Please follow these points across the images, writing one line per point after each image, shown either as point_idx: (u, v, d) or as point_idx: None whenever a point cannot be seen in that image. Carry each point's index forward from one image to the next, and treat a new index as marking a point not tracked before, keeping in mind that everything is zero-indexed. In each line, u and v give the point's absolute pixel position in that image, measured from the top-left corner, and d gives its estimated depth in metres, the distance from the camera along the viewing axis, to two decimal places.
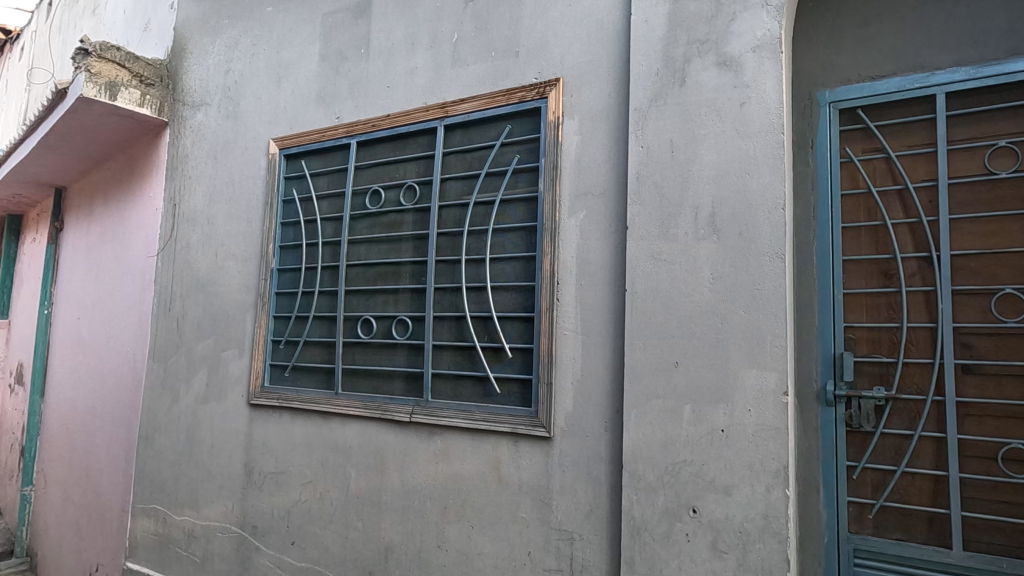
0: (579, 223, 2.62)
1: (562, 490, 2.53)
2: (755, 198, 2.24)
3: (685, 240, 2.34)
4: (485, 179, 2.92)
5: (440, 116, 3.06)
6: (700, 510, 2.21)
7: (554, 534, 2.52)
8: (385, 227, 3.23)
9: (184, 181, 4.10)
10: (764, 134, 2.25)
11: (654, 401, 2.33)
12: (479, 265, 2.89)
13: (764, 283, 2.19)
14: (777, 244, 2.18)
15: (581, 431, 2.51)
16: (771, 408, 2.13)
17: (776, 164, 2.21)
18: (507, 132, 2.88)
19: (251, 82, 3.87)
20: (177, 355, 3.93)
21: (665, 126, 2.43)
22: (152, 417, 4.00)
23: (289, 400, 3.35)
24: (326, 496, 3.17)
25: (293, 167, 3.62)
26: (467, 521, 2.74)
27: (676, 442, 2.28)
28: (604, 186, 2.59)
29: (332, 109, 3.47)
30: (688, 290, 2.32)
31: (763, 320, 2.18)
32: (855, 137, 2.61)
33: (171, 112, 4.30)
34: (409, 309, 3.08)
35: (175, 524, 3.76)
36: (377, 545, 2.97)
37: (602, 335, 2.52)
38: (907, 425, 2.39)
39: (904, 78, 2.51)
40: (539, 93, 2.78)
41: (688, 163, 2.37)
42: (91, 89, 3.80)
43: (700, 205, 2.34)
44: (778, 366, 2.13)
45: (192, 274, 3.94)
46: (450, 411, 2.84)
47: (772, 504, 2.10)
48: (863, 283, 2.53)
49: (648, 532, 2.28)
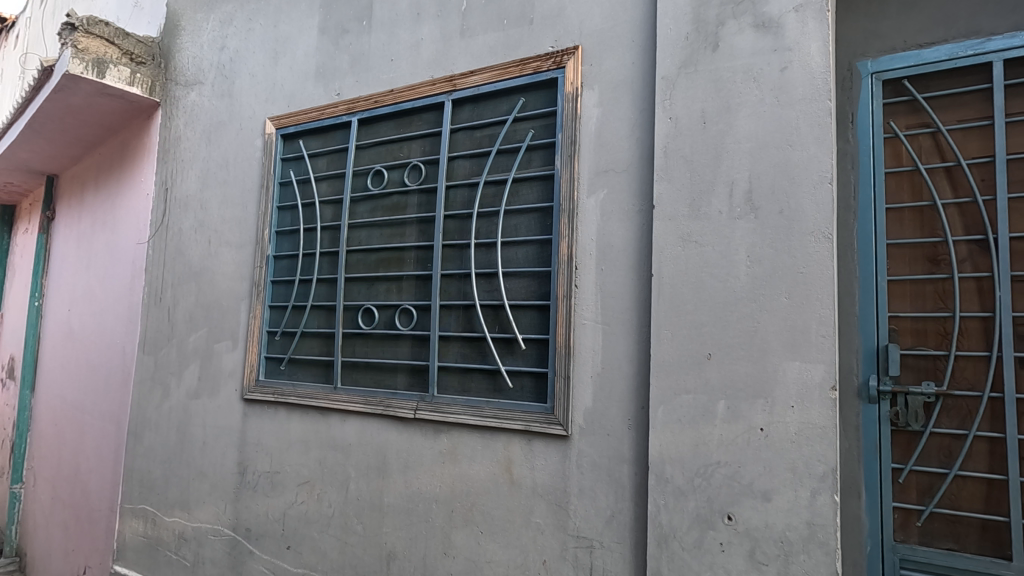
0: (599, 203, 2.41)
1: (580, 493, 2.32)
2: (798, 172, 2.03)
3: (718, 219, 2.13)
4: (496, 158, 2.71)
5: (447, 89, 2.85)
6: (736, 516, 2.00)
7: (572, 541, 2.31)
8: (387, 210, 3.02)
9: (176, 164, 3.89)
10: (808, 102, 2.03)
11: (683, 397, 2.12)
12: (489, 250, 2.68)
13: (809, 266, 1.97)
14: (823, 223, 1.97)
15: (601, 429, 2.30)
16: (817, 406, 1.92)
17: (823, 135, 2.00)
18: (520, 106, 2.67)
19: (247, 59, 3.65)
20: (168, 347, 3.72)
21: (696, 96, 2.22)
22: (141, 413, 3.79)
23: (285, 396, 3.14)
24: (324, 498, 2.96)
25: (290, 148, 3.41)
26: (475, 527, 2.53)
27: (708, 443, 2.06)
28: (626, 162, 2.37)
29: (332, 86, 3.25)
30: (721, 274, 2.10)
31: (806, 307, 1.96)
32: (899, 110, 2.39)
33: (162, 91, 4.08)
34: (413, 298, 2.87)
35: (165, 526, 3.55)
36: (378, 551, 2.76)
37: (624, 324, 2.30)
38: (959, 425, 2.18)
39: (955, 45, 2.29)
40: (554, 62, 2.57)
41: (722, 135, 2.16)
42: (77, 65, 3.61)
43: (735, 180, 2.12)
44: (825, 358, 1.92)
45: (184, 262, 3.73)
46: (457, 407, 2.63)
47: (819, 511, 1.89)
48: (908, 270, 2.32)
49: (677, 540, 2.07)
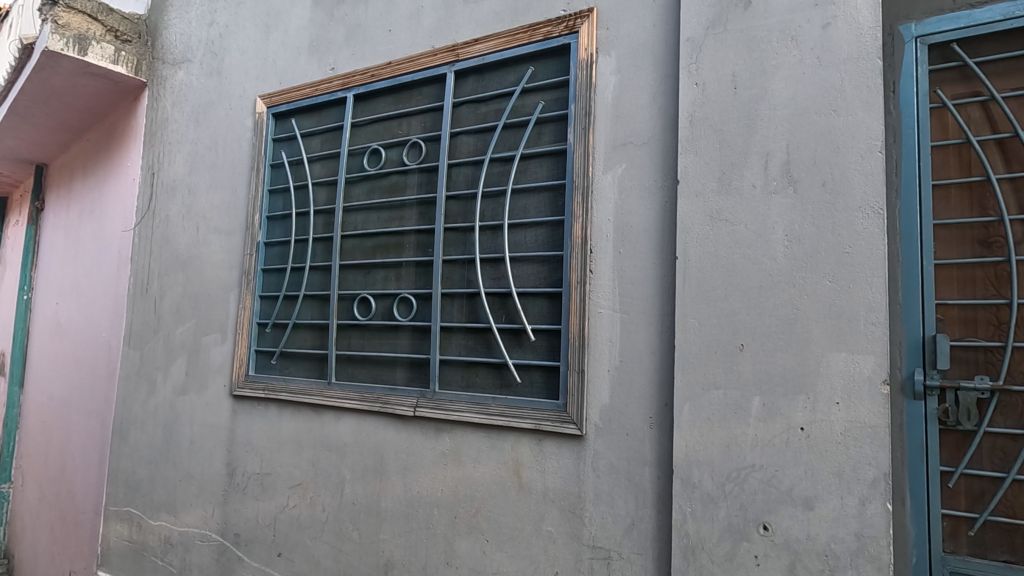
0: (616, 179, 2.19)
1: (596, 498, 2.10)
2: (843, 141, 1.81)
3: (752, 194, 1.91)
4: (502, 133, 2.50)
5: (450, 60, 2.63)
6: (773, 526, 1.78)
7: (587, 552, 2.10)
8: (385, 191, 2.80)
9: (163, 147, 3.68)
10: (855, 61, 1.81)
11: (713, 393, 1.90)
12: (495, 234, 2.47)
13: (856, 245, 1.76)
14: (872, 197, 1.75)
15: (619, 428, 2.08)
16: (867, 403, 1.71)
17: (872, 98, 1.78)
18: (529, 75, 2.45)
19: (237, 34, 3.43)
20: (154, 341, 3.51)
21: (725, 58, 2.00)
22: (127, 410, 3.58)
23: (275, 392, 2.93)
24: (317, 502, 2.75)
25: (282, 128, 3.20)
26: (480, 535, 2.31)
27: (741, 444, 1.85)
28: (647, 135, 2.15)
29: (326, 60, 3.04)
30: (758, 256, 1.88)
31: (853, 291, 1.75)
32: (946, 78, 1.94)
33: (149, 71, 3.87)
34: (413, 286, 2.66)
35: (151, 530, 3.35)
36: (376, 560, 2.55)
37: (645, 312, 2.09)
38: (1018, 424, 1.76)
39: (1013, 3, 1.84)
40: (567, 27, 2.34)
41: (756, 101, 1.93)
42: (57, 42, 3.40)
43: (771, 151, 1.90)
44: (875, 349, 1.71)
45: (171, 250, 3.52)
46: (461, 403, 2.42)
47: (869, 521, 1.68)
48: (953, 254, 1.88)
49: (706, 553, 1.86)
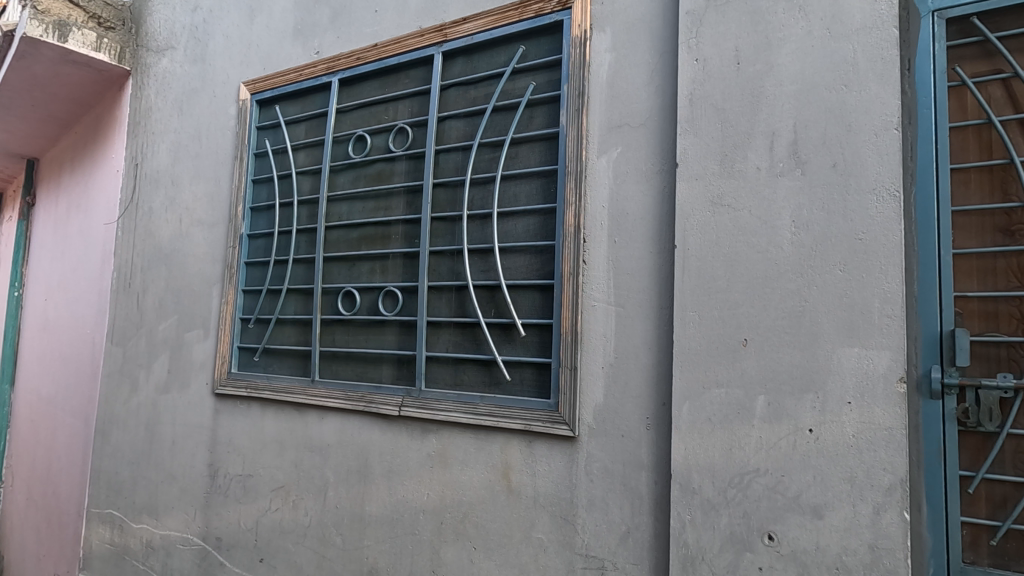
0: (611, 163, 2.05)
1: (589, 504, 1.97)
2: (855, 119, 1.66)
3: (757, 177, 1.77)
4: (492, 117, 2.36)
5: (437, 40, 2.50)
6: (779, 536, 1.64)
7: (579, 562, 1.96)
8: (371, 179, 2.67)
9: (147, 137, 3.56)
10: (868, 32, 1.67)
11: (714, 392, 1.76)
12: (484, 224, 2.33)
13: (870, 230, 1.62)
14: (887, 178, 1.61)
15: (614, 429, 1.95)
16: (881, 403, 1.56)
17: (887, 70, 1.63)
18: (519, 55, 2.31)
19: (221, 18, 3.31)
20: (137, 337, 3.39)
21: (727, 33, 1.86)
22: (109, 410, 3.47)
23: (258, 390, 2.81)
24: (300, 506, 2.63)
25: (266, 115, 3.08)
26: (468, 542, 2.18)
27: (744, 447, 1.71)
28: (643, 116, 2.02)
29: (311, 44, 2.91)
30: (762, 244, 1.74)
31: (867, 281, 1.61)
32: (965, 55, 1.78)
33: (133, 59, 3.76)
34: (399, 279, 2.53)
35: (133, 533, 3.24)
36: (359, 567, 2.42)
37: (641, 307, 1.95)
38: None
39: None
40: (559, 3, 2.20)
41: (761, 77, 1.79)
42: (35, 27, 3.28)
43: (777, 131, 1.75)
44: (890, 344, 1.56)
45: (154, 244, 3.40)
46: (447, 403, 2.29)
47: (883, 532, 1.53)
48: (972, 243, 1.73)
49: (707, 564, 1.72)
